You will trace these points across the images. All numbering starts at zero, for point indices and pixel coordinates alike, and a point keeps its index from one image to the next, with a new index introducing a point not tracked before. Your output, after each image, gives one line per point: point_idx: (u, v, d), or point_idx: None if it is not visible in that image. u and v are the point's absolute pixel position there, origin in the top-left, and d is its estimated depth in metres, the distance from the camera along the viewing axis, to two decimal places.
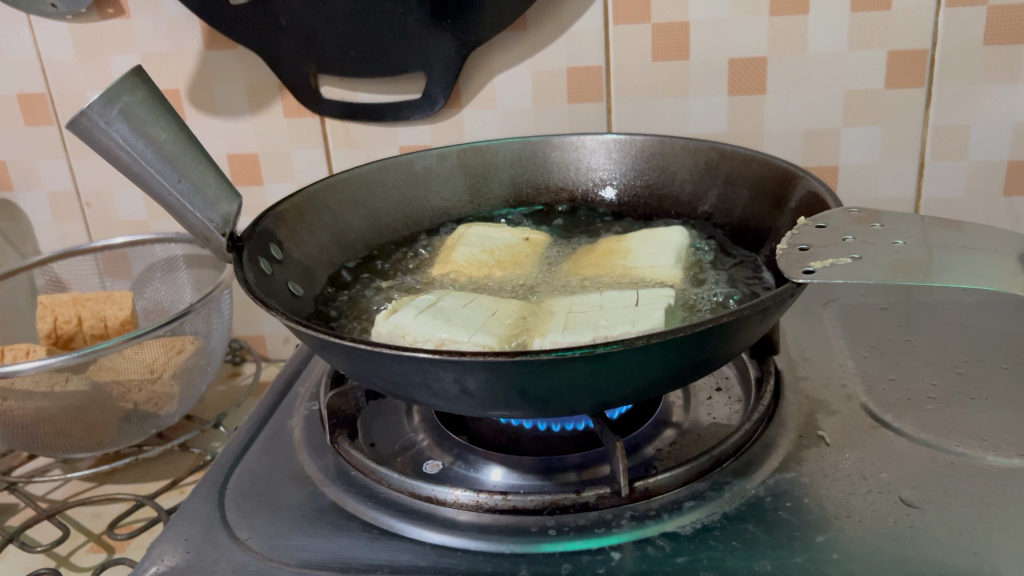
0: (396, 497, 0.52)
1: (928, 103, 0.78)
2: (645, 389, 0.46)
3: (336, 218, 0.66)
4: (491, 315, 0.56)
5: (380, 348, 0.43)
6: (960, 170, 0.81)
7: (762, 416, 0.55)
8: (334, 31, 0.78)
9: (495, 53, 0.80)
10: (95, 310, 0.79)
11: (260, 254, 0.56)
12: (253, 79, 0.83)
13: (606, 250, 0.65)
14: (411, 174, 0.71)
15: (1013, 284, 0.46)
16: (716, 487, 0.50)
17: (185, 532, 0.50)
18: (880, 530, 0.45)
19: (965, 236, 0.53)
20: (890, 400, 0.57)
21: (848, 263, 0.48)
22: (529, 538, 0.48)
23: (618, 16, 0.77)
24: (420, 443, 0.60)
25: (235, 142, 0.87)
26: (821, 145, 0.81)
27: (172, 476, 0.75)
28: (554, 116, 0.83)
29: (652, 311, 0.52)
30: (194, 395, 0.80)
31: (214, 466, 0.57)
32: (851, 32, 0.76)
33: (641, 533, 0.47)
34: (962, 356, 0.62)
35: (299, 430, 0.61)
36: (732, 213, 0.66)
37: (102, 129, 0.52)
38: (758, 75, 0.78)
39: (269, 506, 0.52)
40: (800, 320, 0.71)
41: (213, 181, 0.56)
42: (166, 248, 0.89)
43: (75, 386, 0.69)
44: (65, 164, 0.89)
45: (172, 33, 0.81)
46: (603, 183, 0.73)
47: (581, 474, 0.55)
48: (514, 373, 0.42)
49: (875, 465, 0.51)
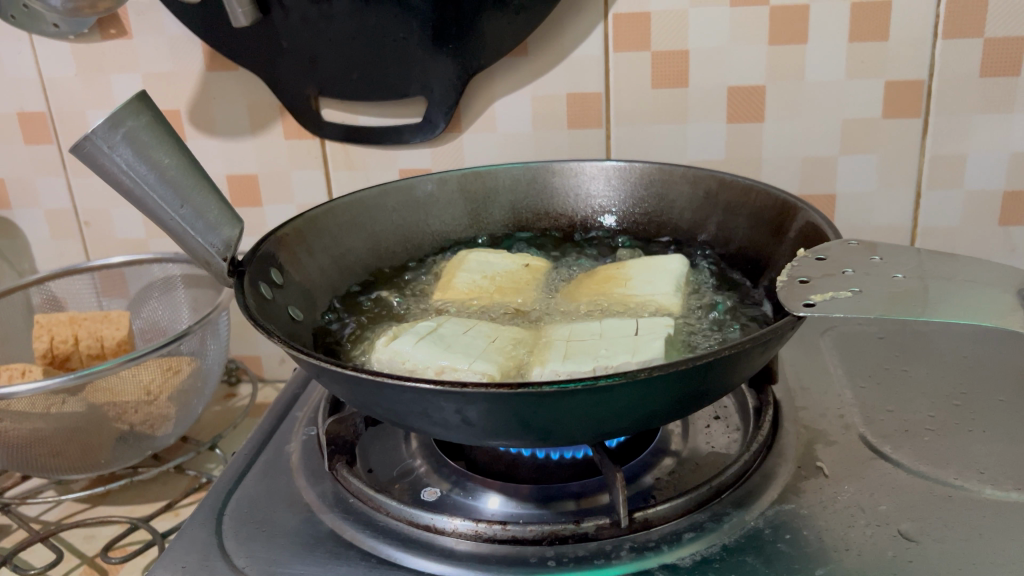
0: (395, 525, 0.52)
1: (924, 133, 0.79)
2: (646, 420, 0.46)
3: (337, 241, 0.66)
4: (490, 342, 0.56)
5: (381, 378, 0.43)
6: (957, 200, 0.81)
7: (761, 446, 0.56)
8: (336, 54, 0.79)
9: (495, 78, 0.80)
10: (91, 330, 0.79)
11: (261, 279, 0.56)
12: (255, 101, 0.83)
13: (606, 277, 0.65)
14: (412, 199, 0.71)
15: (1013, 318, 0.47)
16: (715, 518, 0.50)
17: (182, 559, 0.50)
18: (879, 564, 0.45)
19: (964, 269, 0.53)
20: (889, 431, 0.57)
21: (847, 295, 0.48)
22: (528, 569, 0.48)
23: (618, 43, 0.77)
24: (418, 470, 0.60)
25: (234, 163, 0.87)
26: (818, 173, 0.81)
27: (167, 498, 0.75)
28: (553, 142, 0.83)
29: (652, 340, 0.53)
30: (190, 417, 0.79)
31: (211, 492, 0.56)
32: (849, 62, 0.76)
33: (641, 565, 0.47)
34: (960, 387, 0.62)
35: (297, 455, 0.61)
36: (731, 241, 0.67)
37: (106, 153, 0.51)
38: (756, 103, 0.79)
39: (267, 533, 0.52)
40: (798, 349, 0.71)
41: (214, 207, 0.57)
42: (165, 268, 0.89)
43: (71, 408, 0.69)
44: (64, 183, 0.89)
45: (174, 53, 0.82)
46: (603, 210, 0.74)
47: (580, 502, 0.55)
48: (515, 404, 0.42)
49: (874, 497, 0.51)
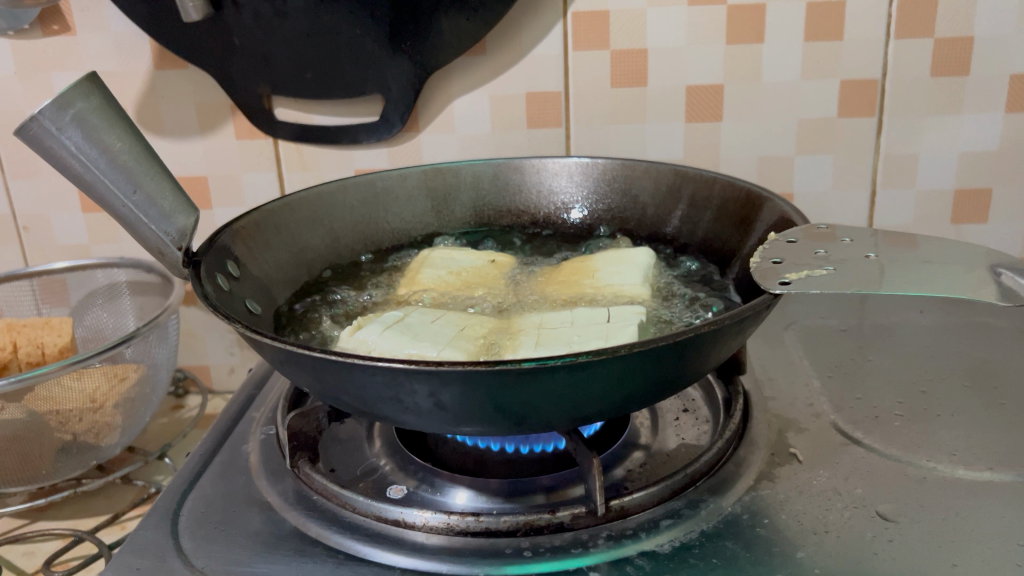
0: (361, 521, 0.50)
1: (878, 132, 0.80)
2: (622, 404, 0.45)
3: (294, 236, 0.64)
4: (459, 331, 0.54)
5: (351, 360, 0.41)
6: (910, 199, 0.83)
7: (733, 434, 0.55)
8: (289, 51, 0.77)
9: (453, 76, 0.79)
10: (31, 336, 0.75)
11: (218, 270, 0.54)
12: (204, 100, 0.81)
13: (573, 270, 0.64)
14: (372, 195, 0.69)
15: (984, 292, 0.47)
16: (692, 505, 0.49)
17: (135, 562, 0.47)
18: (859, 544, 0.45)
19: (928, 250, 0.54)
20: (859, 417, 0.57)
21: (822, 275, 0.48)
22: (502, 560, 0.46)
23: (577, 42, 0.77)
24: (382, 468, 0.58)
25: (183, 164, 0.84)
26: (777, 172, 0.82)
27: (114, 511, 0.71)
28: (513, 141, 0.82)
29: (624, 326, 0.52)
30: (137, 426, 0.76)
31: (165, 493, 0.53)
32: (804, 61, 0.77)
33: (619, 553, 0.46)
34: (925, 375, 0.62)
35: (254, 455, 0.58)
36: (695, 234, 0.67)
37: (53, 135, 0.49)
38: (713, 103, 0.79)
39: (227, 534, 0.49)
40: (762, 342, 0.70)
41: (169, 194, 0.54)
42: (109, 274, 0.86)
43: (10, 415, 0.65)
44: (3, 186, 0.85)
45: (119, 50, 0.79)
46: (566, 206, 0.73)
47: (550, 495, 0.53)
48: (491, 385, 0.41)
49: (849, 481, 0.50)
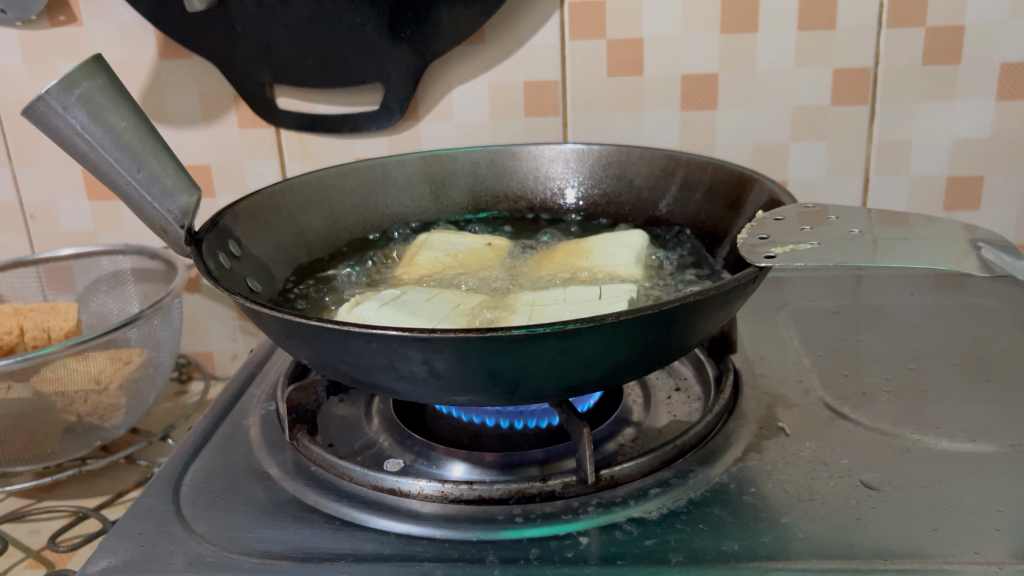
0: (358, 490, 0.51)
1: (871, 120, 0.81)
2: (611, 374, 0.46)
3: (295, 219, 0.65)
4: (454, 307, 0.56)
5: (347, 327, 0.42)
6: (903, 186, 0.84)
7: (723, 409, 0.56)
8: (291, 40, 0.78)
9: (452, 65, 0.80)
10: (38, 320, 0.76)
11: (219, 249, 0.55)
12: (208, 88, 0.82)
13: (569, 252, 0.66)
14: (371, 179, 0.71)
15: (965, 264, 0.48)
16: (680, 475, 0.51)
17: (137, 527, 0.48)
18: (843, 510, 0.46)
19: (914, 227, 0.55)
20: (847, 393, 0.58)
21: (807, 249, 0.49)
22: (494, 526, 0.47)
23: (573, 31, 0.78)
24: (380, 443, 0.59)
25: (186, 152, 0.86)
26: (771, 159, 0.83)
27: (117, 491, 0.72)
28: (510, 129, 0.83)
29: (615, 303, 0.53)
30: (141, 408, 0.77)
31: (167, 465, 0.55)
32: (798, 50, 0.78)
33: (608, 519, 0.47)
34: (913, 354, 0.63)
35: (255, 429, 0.59)
36: (686, 214, 0.68)
37: (59, 115, 0.51)
38: (708, 92, 0.80)
39: (227, 502, 0.50)
40: (754, 324, 0.71)
41: (172, 172, 0.55)
42: (114, 261, 0.87)
43: (17, 394, 0.67)
44: (11, 174, 0.87)
45: (125, 40, 0.80)
46: (562, 191, 0.74)
47: (544, 468, 0.54)
48: (483, 352, 0.42)
49: (835, 452, 0.51)
